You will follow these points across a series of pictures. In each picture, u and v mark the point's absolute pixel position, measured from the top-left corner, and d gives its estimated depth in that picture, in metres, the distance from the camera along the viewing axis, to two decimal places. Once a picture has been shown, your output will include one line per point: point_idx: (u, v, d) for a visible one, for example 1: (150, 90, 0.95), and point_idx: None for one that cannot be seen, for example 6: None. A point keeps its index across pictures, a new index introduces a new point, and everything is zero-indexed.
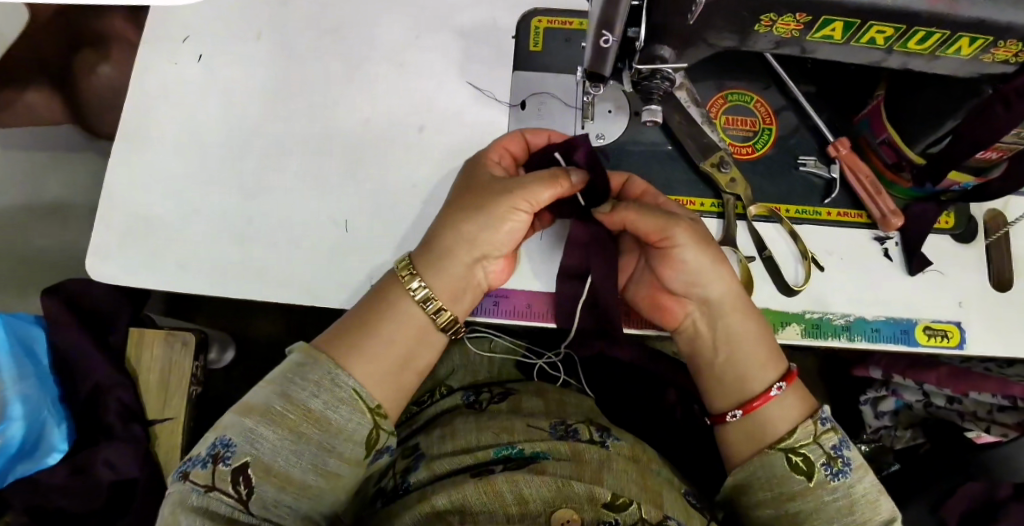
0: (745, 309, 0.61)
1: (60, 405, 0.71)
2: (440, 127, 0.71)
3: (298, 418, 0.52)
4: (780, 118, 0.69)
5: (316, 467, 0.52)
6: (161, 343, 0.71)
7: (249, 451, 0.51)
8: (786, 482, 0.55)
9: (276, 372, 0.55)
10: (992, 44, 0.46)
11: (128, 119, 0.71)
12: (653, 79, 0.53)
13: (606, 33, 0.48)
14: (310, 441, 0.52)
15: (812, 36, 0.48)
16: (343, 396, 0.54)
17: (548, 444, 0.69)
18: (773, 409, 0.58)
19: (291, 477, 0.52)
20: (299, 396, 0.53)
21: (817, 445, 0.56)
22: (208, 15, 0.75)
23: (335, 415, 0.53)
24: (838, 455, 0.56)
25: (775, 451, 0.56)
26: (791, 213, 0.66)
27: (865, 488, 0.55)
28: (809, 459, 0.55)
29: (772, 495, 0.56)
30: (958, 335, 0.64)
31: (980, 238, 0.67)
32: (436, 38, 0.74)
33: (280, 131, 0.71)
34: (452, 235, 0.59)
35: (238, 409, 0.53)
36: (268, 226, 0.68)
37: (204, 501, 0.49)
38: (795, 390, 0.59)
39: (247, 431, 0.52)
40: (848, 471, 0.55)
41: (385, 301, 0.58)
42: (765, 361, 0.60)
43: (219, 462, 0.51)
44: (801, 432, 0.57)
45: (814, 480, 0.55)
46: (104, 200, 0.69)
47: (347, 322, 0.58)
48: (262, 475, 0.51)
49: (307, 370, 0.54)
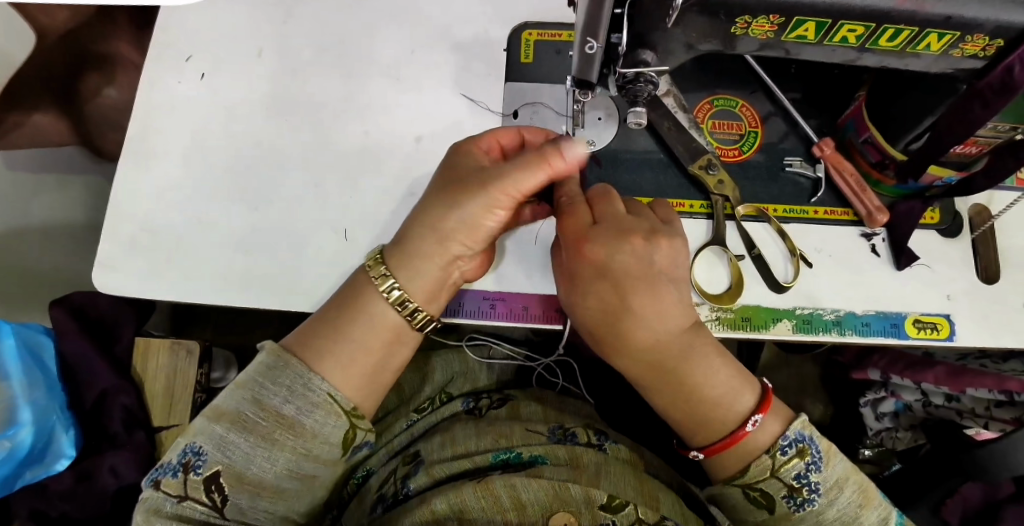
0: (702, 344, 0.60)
1: (67, 412, 0.71)
2: (436, 137, 0.73)
3: (270, 426, 0.55)
4: (765, 121, 0.71)
5: (290, 471, 0.56)
6: (167, 352, 0.73)
7: (220, 459, 0.54)
8: (751, 510, 0.59)
9: (246, 374, 0.57)
10: (959, 39, 0.47)
11: (134, 137, 0.74)
12: (638, 82, 0.54)
13: (590, 40, 0.50)
14: (284, 447, 0.55)
15: (787, 37, 0.50)
16: (314, 400, 0.56)
17: (545, 450, 0.71)
18: (739, 441, 0.58)
19: (264, 482, 0.55)
20: (270, 401, 0.55)
21: (775, 479, 0.57)
22: (210, 36, 0.78)
23: (309, 419, 0.55)
24: (802, 485, 0.57)
25: (732, 487, 0.59)
26: (779, 212, 0.68)
27: (837, 510, 0.57)
28: (769, 494, 0.58)
29: (744, 518, 0.61)
30: (948, 328, 0.65)
31: (966, 233, 0.68)
32: (431, 52, 0.76)
33: (280, 144, 0.73)
34: (428, 238, 0.59)
35: (208, 415, 0.56)
36: (270, 236, 0.70)
37: (177, 509, 0.53)
38: (771, 418, 0.59)
39: (219, 439, 0.54)
40: (815, 498, 0.56)
41: (358, 303, 0.60)
42: (732, 393, 0.60)
43: (190, 472, 0.54)
44: (758, 469, 0.57)
45: (776, 512, 0.58)
46: (110, 213, 0.71)
47: (319, 325, 0.60)
48: (235, 483, 0.54)
49: (277, 373, 0.56)
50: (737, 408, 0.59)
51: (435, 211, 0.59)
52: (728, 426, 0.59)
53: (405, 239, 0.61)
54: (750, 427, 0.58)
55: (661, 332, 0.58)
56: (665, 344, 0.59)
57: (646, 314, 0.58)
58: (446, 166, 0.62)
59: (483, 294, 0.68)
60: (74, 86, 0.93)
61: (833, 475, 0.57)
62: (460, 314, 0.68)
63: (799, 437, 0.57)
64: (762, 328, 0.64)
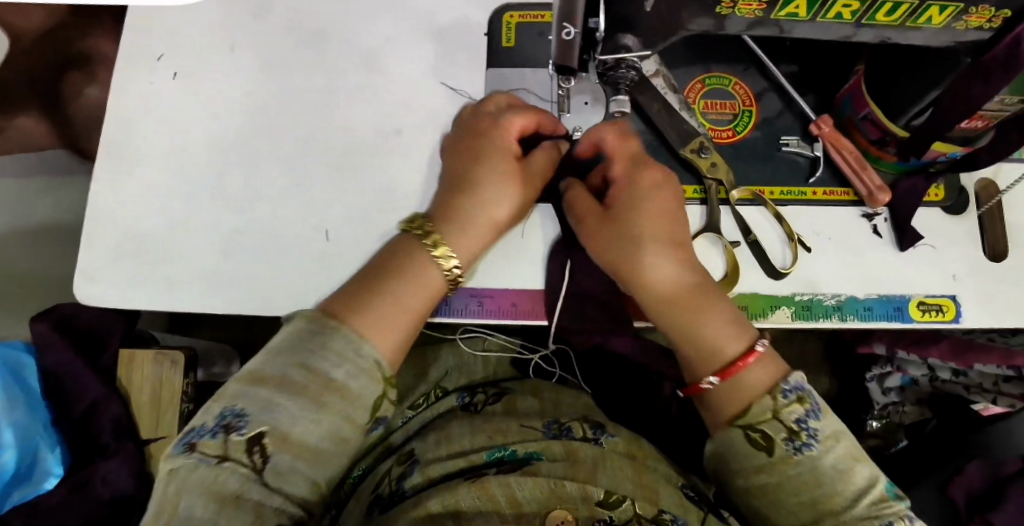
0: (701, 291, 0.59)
1: (52, 429, 0.71)
2: (418, 129, 0.71)
3: (319, 389, 0.50)
4: (760, 99, 0.68)
5: (331, 434, 0.50)
6: (152, 363, 0.69)
7: (265, 421, 0.48)
8: (749, 456, 0.53)
9: (289, 339, 0.52)
10: (963, 11, 0.44)
11: (107, 140, 0.71)
12: (619, 69, 0.51)
13: (567, 26, 0.47)
14: (330, 411, 0.50)
15: (778, 14, 0.47)
16: (363, 365, 0.52)
17: (539, 446, 0.70)
18: (740, 378, 0.55)
19: (306, 444, 0.49)
20: (319, 364, 0.50)
21: (777, 420, 0.53)
22: (182, 32, 0.75)
23: (358, 384, 0.51)
24: (802, 428, 0.52)
25: (732, 430, 0.54)
26: (775, 194, 0.65)
27: (833, 459, 0.52)
28: (769, 435, 0.53)
29: (737, 470, 0.55)
30: (954, 309, 0.62)
31: (972, 210, 0.65)
32: (409, 39, 0.73)
33: (258, 142, 0.71)
34: (479, 207, 0.61)
35: (249, 378, 0.50)
36: (251, 238, 0.68)
37: (215, 472, 0.46)
38: (764, 364, 0.56)
39: (262, 402, 0.49)
40: (814, 443, 0.52)
41: (400, 270, 0.58)
42: (724, 335, 0.57)
43: (232, 433, 0.48)
44: (758, 408, 0.54)
45: (775, 455, 0.52)
46: (89, 219, 0.69)
47: (358, 292, 0.57)
48: (278, 443, 0.48)
49: (323, 339, 0.52)
50: (727, 347, 0.57)
51: (475, 181, 0.61)
52: (732, 357, 0.56)
53: (456, 204, 0.61)
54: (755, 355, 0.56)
55: (668, 277, 0.59)
56: (670, 287, 0.59)
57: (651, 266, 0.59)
58: (476, 137, 0.63)
59: (469, 291, 0.66)
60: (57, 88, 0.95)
61: (831, 422, 0.53)
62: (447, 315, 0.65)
63: (800, 385, 0.54)
64: (760, 316, 0.62)
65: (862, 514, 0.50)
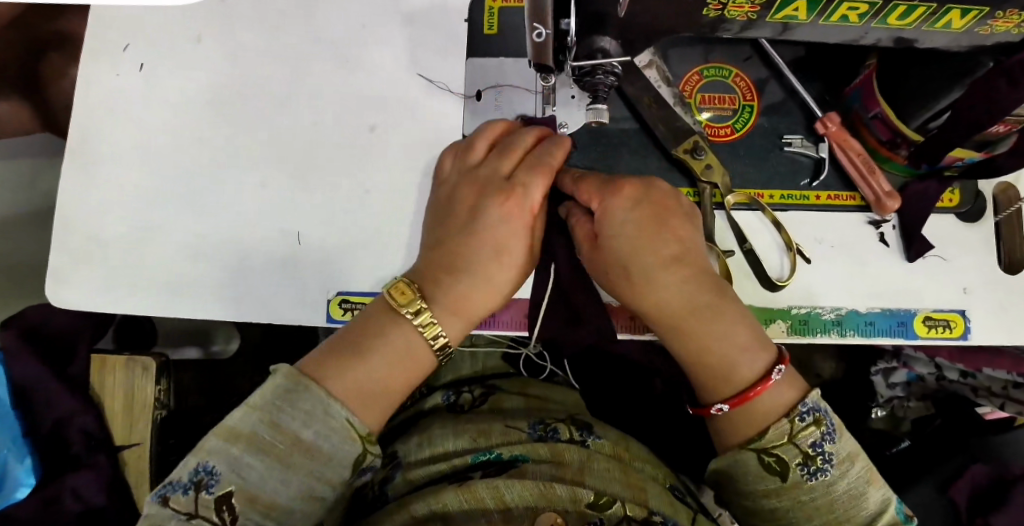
0: (725, 307, 0.53)
1: (22, 440, 0.69)
2: (394, 125, 0.66)
3: (287, 450, 0.48)
4: (761, 92, 0.63)
5: (304, 494, 0.48)
6: (122, 369, 0.69)
7: (234, 479, 0.47)
8: (759, 480, 0.50)
9: (263, 396, 0.49)
10: (987, 15, 0.39)
11: (74, 136, 0.68)
12: (595, 75, 0.46)
13: (538, 27, 0.42)
14: (300, 472, 0.48)
15: (773, 17, 0.42)
16: (334, 426, 0.49)
17: (525, 447, 0.67)
18: (757, 402, 0.51)
19: (276, 505, 0.47)
20: (288, 424, 0.48)
21: (792, 444, 0.49)
22: (147, 18, 0.70)
23: (328, 445, 0.48)
24: (818, 452, 0.49)
25: (745, 452, 0.50)
26: (774, 198, 0.61)
27: (848, 484, 0.49)
28: (784, 460, 0.49)
29: (747, 493, 0.51)
30: (963, 325, 0.58)
31: (988, 216, 0.60)
32: (385, 25, 0.68)
33: (227, 139, 0.67)
34: (456, 261, 0.57)
35: (222, 433, 0.48)
36: (222, 242, 0.65)
37: None
38: (784, 384, 0.51)
39: (233, 459, 0.47)
40: (829, 468, 0.49)
41: (377, 332, 0.54)
42: (742, 354, 0.52)
43: (202, 490, 0.47)
44: (774, 433, 0.50)
45: (789, 481, 0.49)
46: (60, 217, 0.67)
47: (333, 350, 0.53)
48: (246, 504, 0.47)
49: (296, 398, 0.49)
50: (746, 369, 0.52)
51: (451, 232, 0.58)
52: (750, 378, 0.51)
53: (437, 260, 0.57)
54: (773, 378, 0.51)
55: (679, 292, 0.53)
56: (683, 301, 0.53)
57: (664, 282, 0.53)
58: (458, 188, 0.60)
59: None
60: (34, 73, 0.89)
61: (848, 443, 0.49)
62: None
63: (817, 406, 0.50)
64: None
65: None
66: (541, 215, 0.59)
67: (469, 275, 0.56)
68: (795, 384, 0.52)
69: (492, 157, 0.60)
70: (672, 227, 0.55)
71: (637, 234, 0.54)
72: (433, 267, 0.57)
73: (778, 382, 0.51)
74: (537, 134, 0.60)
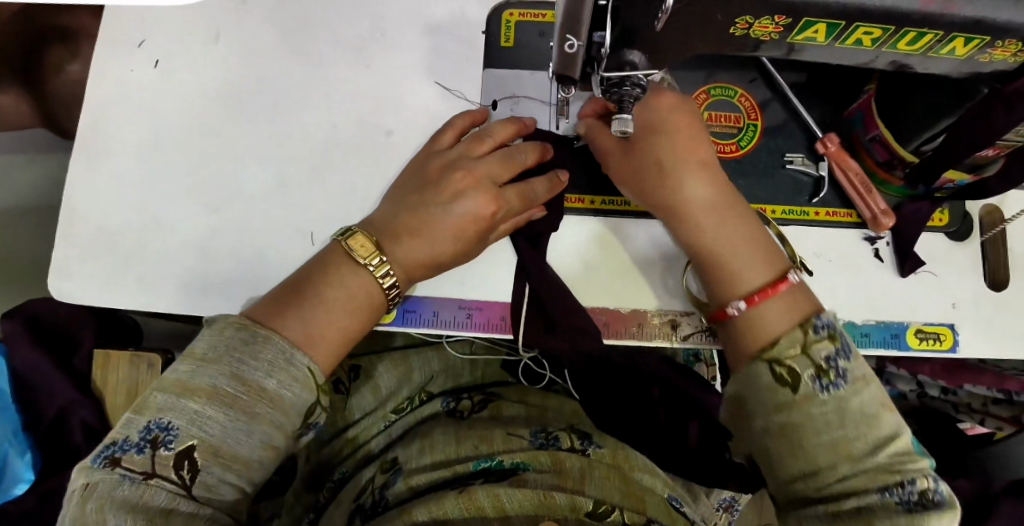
0: (740, 215, 0.57)
1: (21, 434, 0.77)
2: (409, 130, 0.68)
3: (251, 400, 0.47)
4: (765, 112, 0.66)
5: (265, 443, 0.48)
6: (128, 365, 0.73)
7: (195, 434, 0.46)
8: (771, 393, 0.50)
9: (213, 346, 0.49)
10: (988, 44, 0.42)
11: (84, 129, 0.68)
12: (623, 86, 0.48)
13: (570, 38, 0.44)
14: (261, 420, 0.47)
15: (794, 38, 0.45)
16: (297, 375, 0.49)
17: (527, 455, 0.67)
18: (767, 307, 0.53)
19: (239, 457, 0.47)
20: (251, 376, 0.48)
21: (805, 356, 0.50)
22: (164, 16, 0.71)
23: (290, 394, 0.49)
24: (831, 366, 0.49)
25: (758, 363, 0.51)
26: (776, 213, 0.63)
27: (860, 401, 0.49)
28: (796, 371, 0.50)
29: (758, 408, 0.51)
30: (952, 338, 0.61)
31: (975, 236, 0.64)
32: (403, 33, 0.70)
33: (239, 136, 0.67)
34: (411, 231, 0.59)
35: (172, 388, 0.47)
36: (231, 238, 0.65)
37: (139, 490, 0.44)
38: (795, 293, 0.54)
39: (193, 414, 0.46)
40: (842, 383, 0.49)
41: (325, 272, 0.56)
42: (755, 264, 0.55)
43: (159, 447, 0.45)
44: (786, 342, 0.51)
45: (801, 392, 0.49)
46: (66, 209, 0.66)
47: (287, 292, 0.54)
48: (209, 458, 0.46)
49: (255, 349, 0.49)
50: (759, 277, 0.54)
51: (418, 203, 0.60)
52: (761, 287, 0.54)
53: (407, 226, 0.59)
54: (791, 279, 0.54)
55: (700, 199, 0.58)
56: (702, 203, 0.58)
57: (691, 186, 0.58)
58: (444, 168, 0.62)
59: (460, 303, 0.64)
60: (33, 62, 0.87)
61: (862, 364, 0.50)
62: (435, 325, 0.63)
63: (830, 323, 0.51)
64: None
65: (880, 466, 0.47)
66: (508, 225, 0.63)
67: (427, 244, 0.59)
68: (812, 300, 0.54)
69: (493, 156, 0.62)
70: (690, 138, 0.59)
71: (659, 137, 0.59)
72: (396, 227, 0.59)
73: (794, 286, 0.54)
74: (540, 153, 0.63)
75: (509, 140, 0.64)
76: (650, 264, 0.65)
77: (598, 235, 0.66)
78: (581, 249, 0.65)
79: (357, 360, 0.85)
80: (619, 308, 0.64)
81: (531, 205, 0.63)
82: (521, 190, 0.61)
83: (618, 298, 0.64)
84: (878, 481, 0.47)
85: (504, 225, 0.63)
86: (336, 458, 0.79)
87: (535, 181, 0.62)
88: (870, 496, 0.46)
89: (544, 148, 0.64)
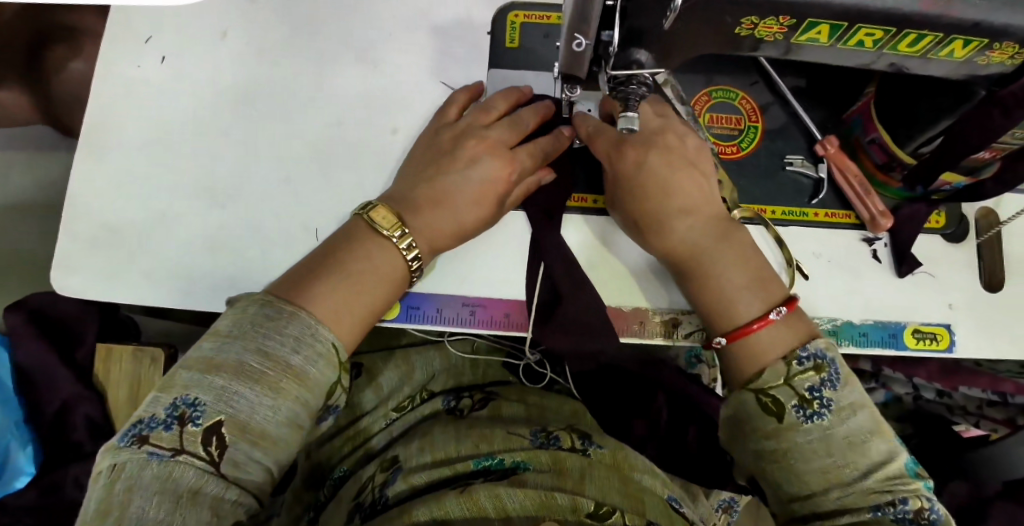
0: (733, 248, 0.58)
1: (23, 426, 0.80)
2: (415, 129, 0.69)
3: (277, 375, 0.47)
4: (766, 114, 0.67)
5: (290, 420, 0.47)
6: (130, 358, 0.77)
7: (222, 410, 0.45)
8: (758, 420, 0.51)
9: (238, 324, 0.49)
10: (986, 47, 0.43)
11: (90, 124, 0.68)
12: (630, 84, 0.50)
13: (577, 37, 0.47)
14: (288, 397, 0.47)
15: (797, 39, 0.46)
16: (321, 350, 0.50)
17: (527, 455, 0.67)
18: (753, 339, 0.54)
19: (264, 432, 0.46)
20: (275, 351, 0.48)
21: (787, 386, 0.51)
22: (171, 13, 0.71)
23: (314, 369, 0.49)
24: (815, 396, 0.50)
25: (745, 391, 0.52)
26: (776, 214, 0.64)
27: (847, 429, 0.49)
28: (780, 400, 0.50)
29: (748, 435, 0.52)
30: (948, 338, 0.62)
31: (971, 238, 0.65)
32: (409, 33, 0.71)
33: (245, 132, 0.68)
34: (424, 211, 0.60)
35: (199, 366, 0.47)
36: (236, 233, 0.66)
37: (168, 467, 0.43)
38: (784, 323, 0.54)
39: (219, 390, 0.46)
40: (825, 413, 0.49)
41: (350, 244, 0.56)
42: (743, 296, 0.56)
43: (187, 423, 0.45)
44: (770, 373, 0.52)
45: (785, 421, 0.50)
46: (69, 203, 0.67)
47: (307, 270, 0.55)
48: (236, 434, 0.45)
49: (280, 324, 0.49)
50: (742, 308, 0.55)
51: (427, 177, 0.62)
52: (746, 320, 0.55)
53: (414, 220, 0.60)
54: (772, 317, 0.54)
55: (688, 235, 0.58)
56: (692, 243, 0.58)
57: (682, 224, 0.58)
58: (454, 140, 0.63)
59: (463, 300, 0.64)
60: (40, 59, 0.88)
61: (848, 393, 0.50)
62: (438, 322, 0.64)
63: (819, 352, 0.52)
64: None
65: (870, 488, 0.47)
66: (521, 189, 0.64)
67: (443, 215, 0.60)
68: (802, 330, 0.54)
69: (502, 125, 0.63)
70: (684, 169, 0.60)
71: (658, 169, 0.59)
72: (416, 198, 0.60)
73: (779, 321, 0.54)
74: (543, 116, 0.64)
75: (509, 111, 0.65)
76: (652, 267, 0.65)
77: (601, 234, 0.66)
78: (585, 248, 0.66)
79: (359, 358, 0.85)
80: (621, 306, 0.65)
81: (540, 165, 0.64)
82: (532, 153, 0.63)
83: (619, 296, 0.65)
84: (869, 501, 0.47)
85: (518, 195, 0.64)
86: (336, 455, 0.79)
87: (544, 143, 0.64)
88: (863, 514, 0.47)
89: (547, 109, 0.65)
